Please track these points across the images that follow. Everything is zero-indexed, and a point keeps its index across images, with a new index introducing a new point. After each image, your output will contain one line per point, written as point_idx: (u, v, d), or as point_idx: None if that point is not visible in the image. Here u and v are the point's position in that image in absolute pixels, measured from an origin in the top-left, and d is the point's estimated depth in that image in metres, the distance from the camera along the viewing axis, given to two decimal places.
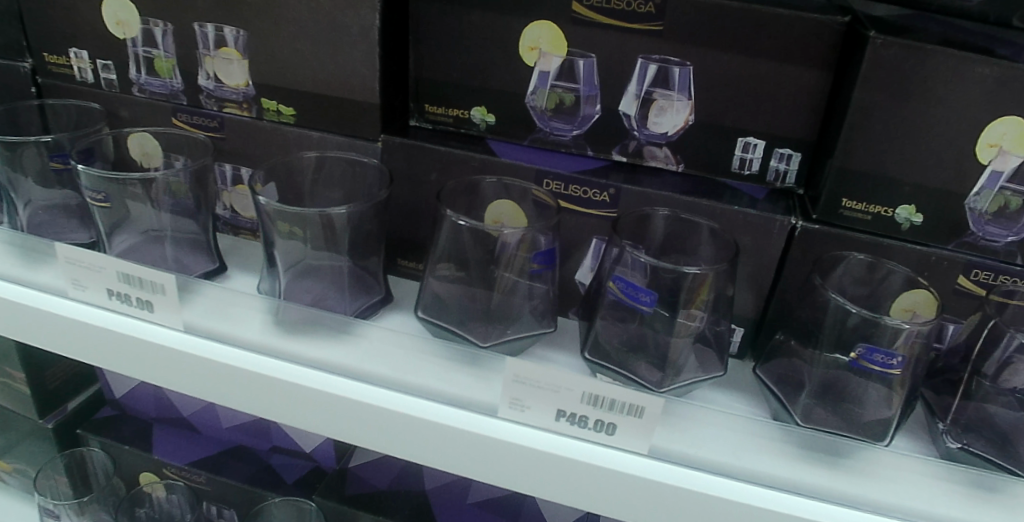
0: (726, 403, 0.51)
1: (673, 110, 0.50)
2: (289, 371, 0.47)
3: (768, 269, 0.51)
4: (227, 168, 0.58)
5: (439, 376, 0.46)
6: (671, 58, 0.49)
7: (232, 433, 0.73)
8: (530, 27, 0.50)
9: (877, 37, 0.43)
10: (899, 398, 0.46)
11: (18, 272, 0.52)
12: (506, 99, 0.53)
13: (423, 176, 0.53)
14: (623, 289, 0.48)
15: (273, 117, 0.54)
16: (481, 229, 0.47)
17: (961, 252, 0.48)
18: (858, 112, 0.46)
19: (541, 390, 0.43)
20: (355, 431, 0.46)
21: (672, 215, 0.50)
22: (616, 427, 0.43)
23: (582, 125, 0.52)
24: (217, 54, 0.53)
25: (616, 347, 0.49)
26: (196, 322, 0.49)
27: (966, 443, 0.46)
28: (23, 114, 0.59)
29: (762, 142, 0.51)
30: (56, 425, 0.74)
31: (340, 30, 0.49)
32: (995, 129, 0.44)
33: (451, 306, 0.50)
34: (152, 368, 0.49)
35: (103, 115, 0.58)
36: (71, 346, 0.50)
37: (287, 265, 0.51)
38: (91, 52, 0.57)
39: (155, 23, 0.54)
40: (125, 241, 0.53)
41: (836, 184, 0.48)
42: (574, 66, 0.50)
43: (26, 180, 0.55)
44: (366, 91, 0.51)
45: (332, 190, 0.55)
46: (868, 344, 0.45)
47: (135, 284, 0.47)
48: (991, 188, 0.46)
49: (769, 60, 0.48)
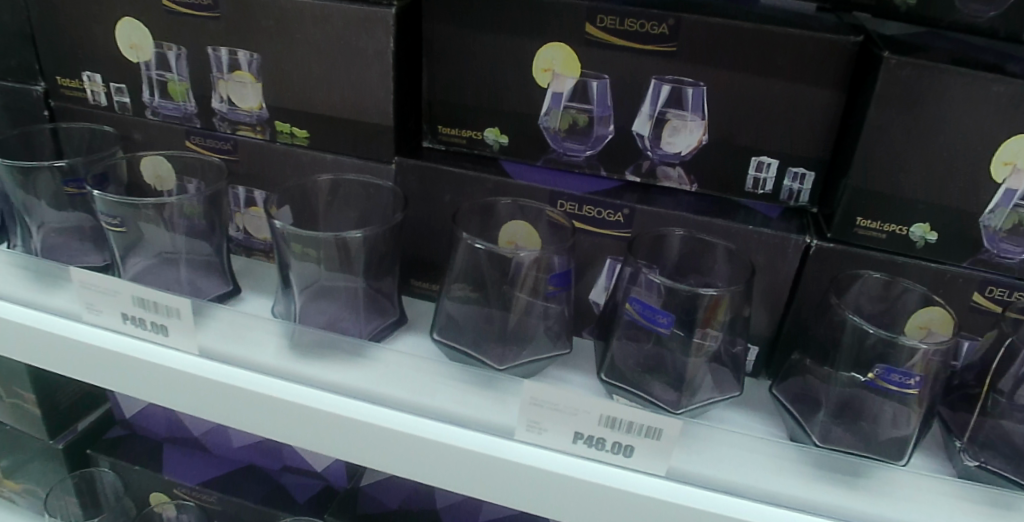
0: (742, 423, 0.51)
1: (686, 130, 0.51)
2: (304, 394, 0.47)
3: (782, 288, 0.51)
4: (240, 191, 0.58)
5: (455, 399, 0.46)
6: (684, 79, 0.49)
7: (243, 452, 0.72)
8: (543, 48, 0.50)
9: (891, 57, 0.43)
10: (917, 416, 0.45)
11: (34, 296, 0.52)
12: (519, 120, 0.53)
13: (437, 197, 0.53)
14: (640, 311, 0.47)
15: (286, 139, 0.54)
16: (497, 252, 0.47)
17: (977, 269, 0.48)
18: (873, 132, 0.46)
19: (557, 413, 0.43)
20: (370, 454, 0.46)
21: (687, 235, 0.50)
22: (633, 449, 0.43)
23: (595, 145, 0.52)
24: (232, 78, 0.53)
25: (632, 368, 0.48)
26: (210, 346, 0.49)
27: (983, 461, 0.46)
28: (37, 138, 0.59)
29: (776, 161, 0.51)
30: (65, 446, 0.74)
31: (354, 52, 0.50)
32: (1008, 147, 0.44)
33: (466, 328, 0.50)
34: (166, 391, 0.49)
35: (116, 138, 0.59)
36: (86, 370, 0.50)
37: (301, 287, 0.50)
38: (104, 75, 0.58)
39: (169, 47, 0.54)
40: (139, 264, 0.53)
41: (851, 203, 0.48)
42: (587, 87, 0.51)
43: (39, 203, 0.55)
44: (380, 113, 0.51)
45: (345, 211, 0.55)
46: (885, 364, 0.45)
47: (150, 308, 0.47)
48: (1006, 206, 0.46)
49: (782, 81, 0.48)
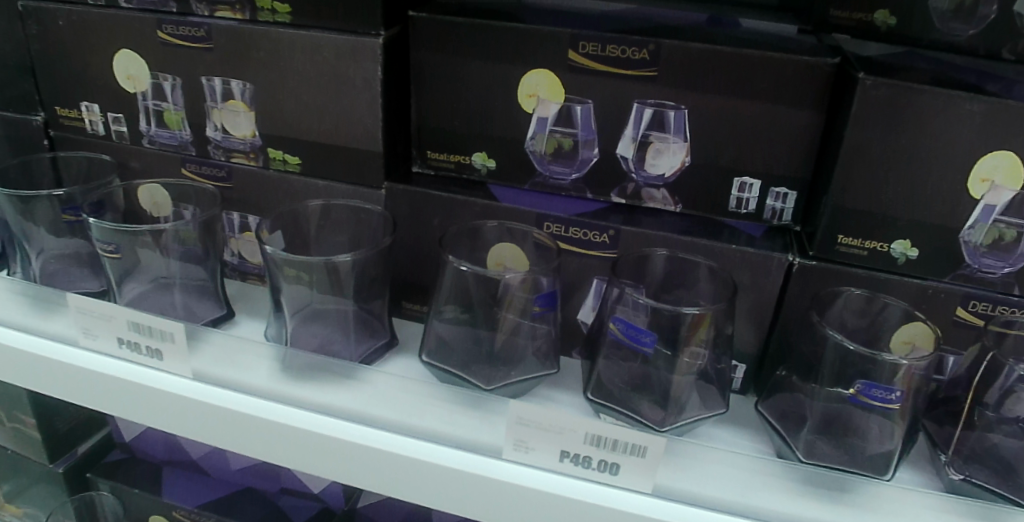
0: (729, 440, 0.52)
1: (669, 152, 0.52)
2: (297, 416, 0.48)
3: (768, 306, 0.52)
4: (234, 216, 0.59)
5: (445, 420, 0.47)
6: (666, 102, 0.50)
7: (241, 475, 0.73)
8: (528, 75, 0.51)
9: (866, 79, 0.45)
10: (901, 430, 0.46)
11: (31, 321, 0.53)
12: (506, 144, 0.54)
13: (426, 220, 0.54)
14: (624, 330, 0.48)
15: (279, 166, 0.56)
16: (484, 274, 0.47)
17: (957, 284, 0.49)
18: (851, 151, 0.47)
19: (545, 432, 0.43)
20: (362, 475, 0.46)
21: (671, 255, 0.51)
22: (619, 467, 0.43)
23: (581, 168, 0.54)
24: (225, 107, 0.55)
25: (619, 387, 0.49)
26: (204, 370, 0.50)
27: (968, 474, 0.46)
28: (37, 167, 0.61)
29: (758, 182, 0.52)
30: (65, 470, 0.75)
31: (344, 80, 0.51)
32: (986, 164, 0.45)
33: (456, 349, 0.51)
34: (161, 415, 0.50)
35: (114, 167, 0.60)
36: (82, 395, 0.51)
37: (294, 310, 0.52)
38: (102, 105, 0.59)
39: (164, 78, 0.56)
40: (136, 288, 0.54)
41: (832, 221, 0.49)
42: (571, 112, 0.52)
43: (38, 231, 0.57)
44: (370, 139, 0.53)
45: (337, 235, 0.56)
46: (867, 380, 0.45)
47: (145, 332, 0.49)
48: (985, 221, 0.47)
49: (763, 102, 0.49)
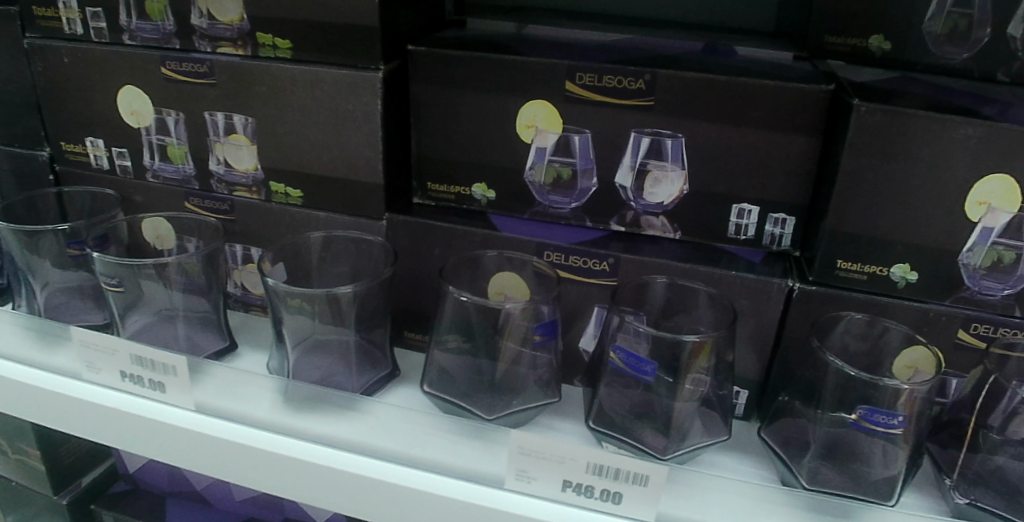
0: (733, 467, 0.52)
1: (667, 180, 0.52)
2: (296, 448, 0.48)
3: (768, 332, 0.52)
4: (237, 248, 0.60)
5: (447, 450, 0.46)
6: (663, 131, 0.51)
7: (244, 506, 0.73)
8: (525, 106, 0.52)
9: (860, 105, 0.45)
10: (905, 454, 0.46)
11: (37, 356, 0.53)
12: (506, 174, 0.55)
13: (427, 251, 0.55)
14: (625, 359, 0.48)
15: (280, 199, 0.56)
16: (484, 304, 0.47)
17: (958, 307, 0.49)
18: (847, 177, 0.47)
19: (546, 462, 0.43)
20: (362, 505, 0.46)
21: (671, 282, 0.51)
22: (622, 496, 0.43)
23: (580, 198, 0.54)
24: (228, 141, 0.56)
25: (621, 414, 0.49)
26: (207, 402, 0.50)
27: (974, 498, 0.46)
28: (42, 202, 0.62)
29: (756, 208, 0.52)
30: (70, 502, 0.74)
31: (344, 113, 0.51)
32: (981, 188, 0.45)
33: (458, 380, 0.51)
34: (165, 447, 0.50)
35: (118, 201, 0.61)
36: (88, 428, 0.51)
37: (296, 342, 0.52)
38: (106, 140, 0.60)
39: (167, 113, 0.57)
40: (139, 321, 0.55)
41: (830, 246, 0.49)
42: (569, 142, 0.52)
43: (43, 264, 0.57)
44: (370, 171, 0.53)
45: (338, 265, 0.57)
46: (868, 405, 0.45)
47: (148, 366, 0.49)
48: (983, 244, 0.47)
49: (758, 130, 0.50)
